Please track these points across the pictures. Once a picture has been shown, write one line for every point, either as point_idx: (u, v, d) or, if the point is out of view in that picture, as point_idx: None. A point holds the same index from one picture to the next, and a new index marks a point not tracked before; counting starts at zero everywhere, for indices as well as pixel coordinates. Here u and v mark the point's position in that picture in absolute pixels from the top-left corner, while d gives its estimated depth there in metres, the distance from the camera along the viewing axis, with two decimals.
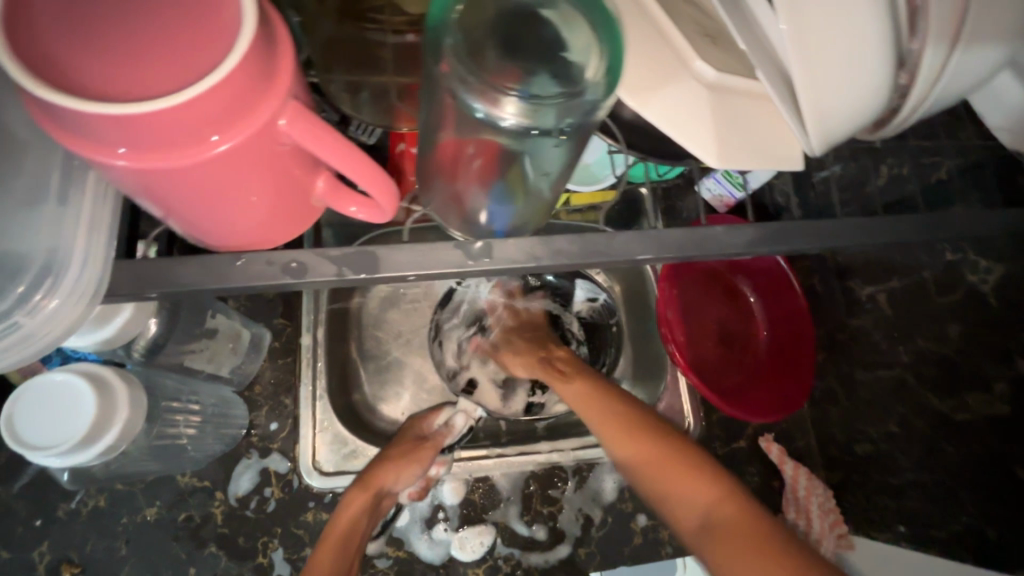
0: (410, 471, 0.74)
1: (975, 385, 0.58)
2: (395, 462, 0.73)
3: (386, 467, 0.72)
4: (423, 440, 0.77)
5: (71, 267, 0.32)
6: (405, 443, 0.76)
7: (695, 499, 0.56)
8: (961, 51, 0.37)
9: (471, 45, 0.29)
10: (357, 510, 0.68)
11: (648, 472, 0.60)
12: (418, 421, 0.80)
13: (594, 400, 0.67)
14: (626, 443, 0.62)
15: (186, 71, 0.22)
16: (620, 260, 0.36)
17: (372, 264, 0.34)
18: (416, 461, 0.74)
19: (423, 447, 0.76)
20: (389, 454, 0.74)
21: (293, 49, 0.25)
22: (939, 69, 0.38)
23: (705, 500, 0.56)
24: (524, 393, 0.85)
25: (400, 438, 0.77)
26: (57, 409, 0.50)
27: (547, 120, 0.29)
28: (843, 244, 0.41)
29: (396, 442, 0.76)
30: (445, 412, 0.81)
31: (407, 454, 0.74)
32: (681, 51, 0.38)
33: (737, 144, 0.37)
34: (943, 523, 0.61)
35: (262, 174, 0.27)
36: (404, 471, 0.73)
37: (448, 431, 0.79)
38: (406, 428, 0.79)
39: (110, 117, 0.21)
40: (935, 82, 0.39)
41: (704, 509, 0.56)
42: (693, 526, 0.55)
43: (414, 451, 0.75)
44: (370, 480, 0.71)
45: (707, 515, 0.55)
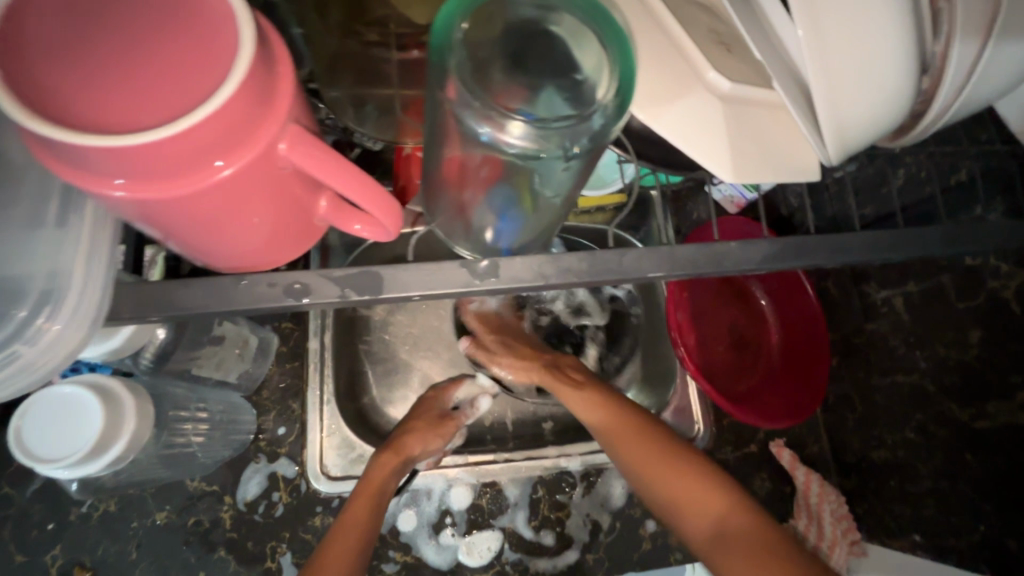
0: (435, 443, 0.74)
1: (998, 394, 0.56)
2: (423, 432, 0.73)
3: (415, 436, 0.72)
4: (447, 416, 0.77)
5: (71, 291, 0.32)
6: (431, 415, 0.76)
7: (703, 509, 0.56)
8: (996, 45, 0.35)
9: (475, 63, 0.28)
10: (388, 475, 0.68)
11: (654, 481, 0.59)
12: (440, 393, 0.80)
13: (608, 408, 0.65)
14: (632, 454, 0.61)
15: (182, 100, 0.21)
16: (631, 277, 0.35)
17: (376, 285, 0.33)
18: (441, 435, 0.75)
19: (447, 422, 0.76)
20: (417, 424, 0.74)
21: (292, 70, 0.25)
22: (970, 70, 0.36)
23: (714, 508, 0.55)
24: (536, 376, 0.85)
25: (426, 410, 0.77)
26: (66, 422, 0.50)
27: (557, 143, 0.27)
28: (863, 256, 0.40)
29: (422, 414, 0.76)
30: (466, 385, 0.81)
31: (434, 425, 0.74)
32: (695, 62, 0.37)
33: (753, 158, 0.36)
34: (962, 532, 0.60)
35: (263, 197, 0.26)
36: (431, 442, 0.73)
37: (471, 410, 0.80)
38: (430, 400, 0.79)
39: (107, 149, 0.21)
40: (960, 88, 0.37)
41: (714, 521, 0.55)
42: (704, 538, 0.55)
43: (439, 425, 0.75)
44: (401, 448, 0.71)
45: (718, 524, 0.54)
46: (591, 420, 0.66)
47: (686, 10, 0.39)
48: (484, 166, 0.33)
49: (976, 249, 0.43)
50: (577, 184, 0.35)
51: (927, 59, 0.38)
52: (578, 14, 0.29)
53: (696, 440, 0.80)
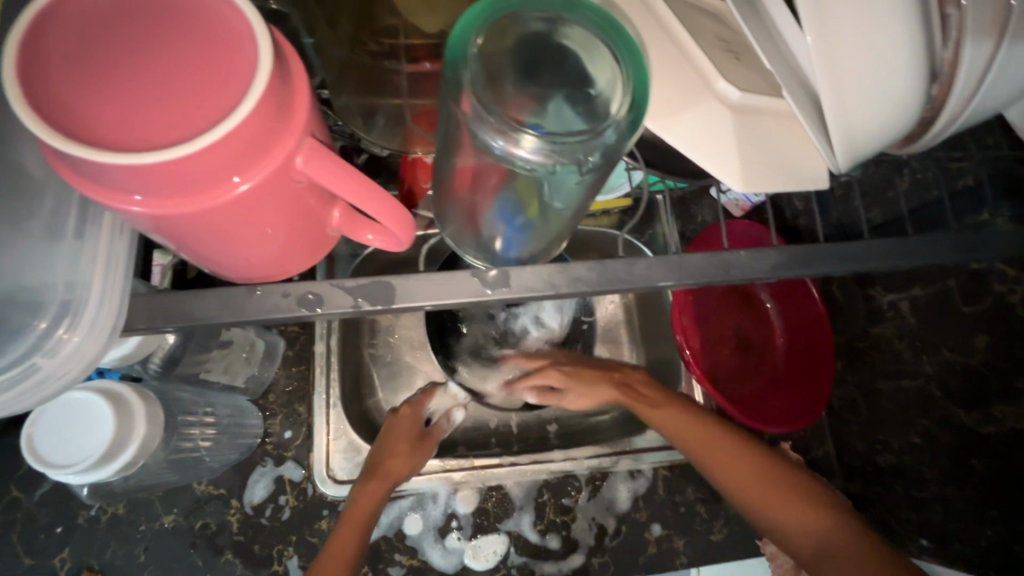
0: (417, 462, 0.73)
1: (1003, 398, 0.56)
2: (405, 454, 0.72)
3: (396, 461, 0.71)
4: (425, 432, 0.77)
5: (90, 302, 0.32)
6: (408, 434, 0.75)
7: (809, 527, 0.56)
8: (1009, 46, 0.35)
9: (489, 77, 0.28)
10: (371, 503, 0.67)
11: (754, 501, 0.59)
12: (414, 406, 0.78)
13: (696, 426, 0.65)
14: (729, 472, 0.61)
15: (201, 117, 0.21)
16: (640, 286, 0.35)
17: (389, 296, 0.33)
18: (421, 454, 0.74)
19: (427, 439, 0.75)
20: (398, 445, 0.73)
21: (308, 85, 0.25)
22: (981, 74, 0.36)
23: (821, 527, 0.55)
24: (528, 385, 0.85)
25: (404, 428, 0.75)
26: (77, 428, 0.50)
27: (571, 158, 0.27)
28: (872, 263, 0.40)
29: (400, 434, 0.74)
30: (439, 395, 0.82)
31: (415, 445, 0.74)
32: (703, 71, 0.37)
33: (762, 167, 0.36)
34: (970, 536, 0.60)
35: (278, 209, 0.27)
36: (413, 463, 0.73)
37: (446, 423, 0.80)
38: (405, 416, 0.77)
39: (129, 166, 0.21)
40: (971, 96, 0.37)
41: (816, 534, 0.55)
42: (810, 554, 0.55)
43: (419, 443, 0.74)
44: (385, 475, 0.70)
45: (826, 544, 0.54)
46: (675, 435, 0.65)
47: (694, 19, 0.39)
48: (490, 174, 0.33)
49: (983, 255, 0.43)
50: (588, 193, 0.35)
51: (936, 66, 0.38)
52: (591, 27, 0.29)
53: None
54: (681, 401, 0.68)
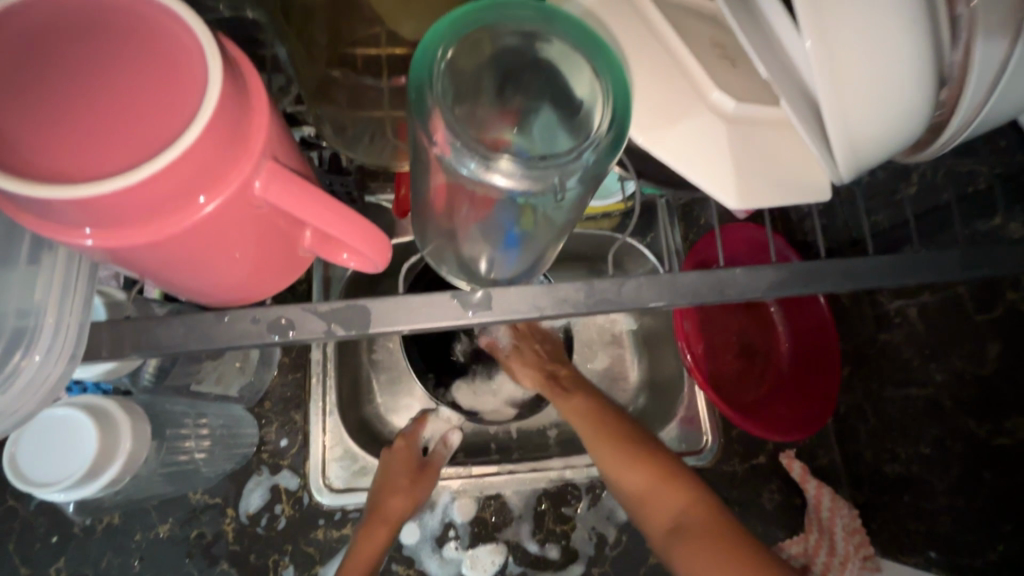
0: (418, 497, 0.73)
1: (1011, 410, 0.54)
2: (405, 491, 0.72)
3: (394, 499, 0.70)
4: (424, 463, 0.75)
5: (45, 333, 0.31)
6: (405, 469, 0.74)
7: (665, 502, 0.59)
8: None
9: (460, 96, 0.26)
10: (377, 547, 0.68)
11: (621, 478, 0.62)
12: (408, 436, 0.78)
13: (585, 411, 0.68)
14: (603, 450, 0.64)
15: (145, 145, 0.20)
16: (630, 307, 0.34)
17: (366, 320, 0.32)
18: (422, 488, 0.73)
19: (426, 471, 0.74)
20: (396, 485, 0.72)
21: (266, 104, 0.23)
22: (994, 79, 0.34)
23: (676, 501, 0.59)
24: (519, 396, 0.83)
25: (401, 462, 0.74)
26: (61, 443, 0.49)
27: (548, 181, 0.26)
28: (878, 279, 0.38)
29: (396, 470, 0.73)
30: (432, 421, 0.81)
31: (413, 480, 0.73)
32: (696, 81, 0.35)
33: (760, 179, 0.34)
34: (979, 552, 0.58)
35: (241, 233, 0.25)
36: (413, 498, 0.72)
37: (445, 448, 0.78)
38: (401, 448, 0.76)
39: (70, 201, 0.20)
40: (981, 102, 0.35)
41: (675, 513, 0.58)
42: (665, 531, 0.58)
43: (418, 475, 0.73)
44: (387, 517, 0.70)
45: (680, 517, 0.58)
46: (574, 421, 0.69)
47: (688, 23, 0.38)
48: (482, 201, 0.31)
49: (998, 265, 0.41)
50: (577, 209, 0.34)
51: (946, 70, 0.36)
52: (568, 38, 0.27)
53: (703, 451, 0.78)
54: (586, 389, 0.72)
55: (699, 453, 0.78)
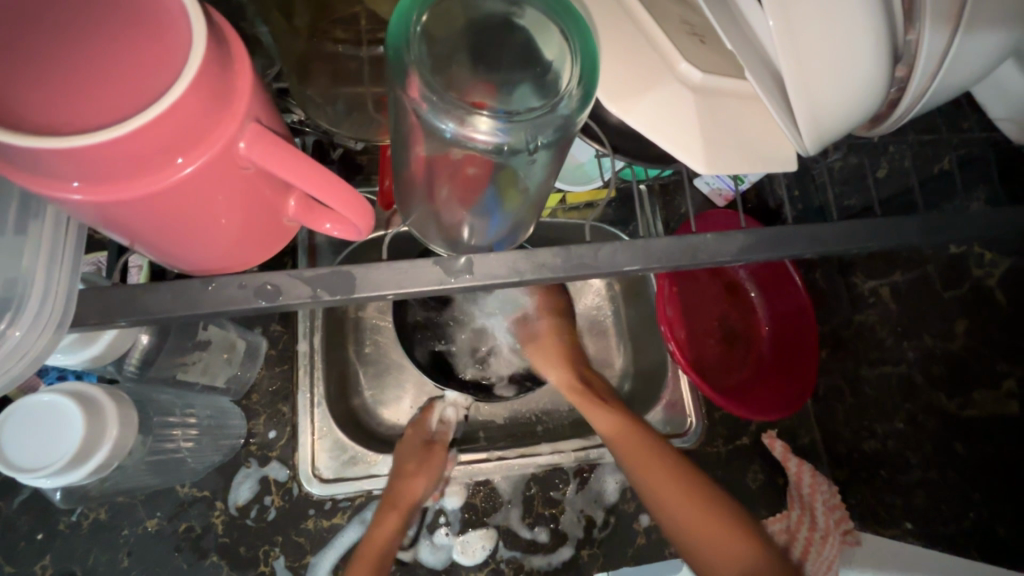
0: (429, 476, 0.73)
1: (984, 382, 0.57)
2: (414, 472, 0.73)
3: (411, 482, 0.72)
4: (431, 444, 0.77)
5: (32, 299, 0.31)
6: (414, 451, 0.76)
7: (733, 548, 0.56)
8: (963, 35, 0.35)
9: (436, 60, 0.28)
10: (390, 530, 0.69)
11: (683, 514, 0.59)
12: (417, 425, 0.80)
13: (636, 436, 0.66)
14: (665, 484, 0.61)
15: (132, 99, 0.21)
16: (606, 271, 0.35)
17: (348, 285, 0.33)
18: (431, 466, 0.74)
19: (434, 450, 0.76)
20: (407, 465, 0.74)
21: (251, 69, 0.24)
22: (941, 58, 0.36)
23: (743, 545, 0.56)
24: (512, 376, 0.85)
25: (409, 443, 0.77)
26: (44, 432, 0.49)
27: (521, 137, 0.27)
28: (842, 247, 0.40)
29: (407, 453, 0.76)
30: (439, 407, 0.82)
31: (422, 461, 0.74)
32: (666, 54, 0.37)
33: (727, 149, 0.36)
34: (952, 520, 0.60)
35: (226, 196, 0.26)
36: (424, 478, 0.73)
37: (446, 428, 0.80)
38: (410, 432, 0.79)
39: (58, 152, 0.20)
40: (930, 80, 0.37)
41: (743, 557, 0.55)
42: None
43: (426, 457, 0.75)
44: (398, 498, 0.71)
45: (749, 564, 0.54)
46: (620, 446, 0.66)
47: (660, 3, 0.39)
48: (464, 167, 0.33)
49: (957, 234, 0.43)
50: (551, 170, 0.36)
51: (899, 47, 0.38)
52: (539, 6, 0.29)
53: (688, 434, 0.80)
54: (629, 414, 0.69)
55: (683, 435, 0.80)
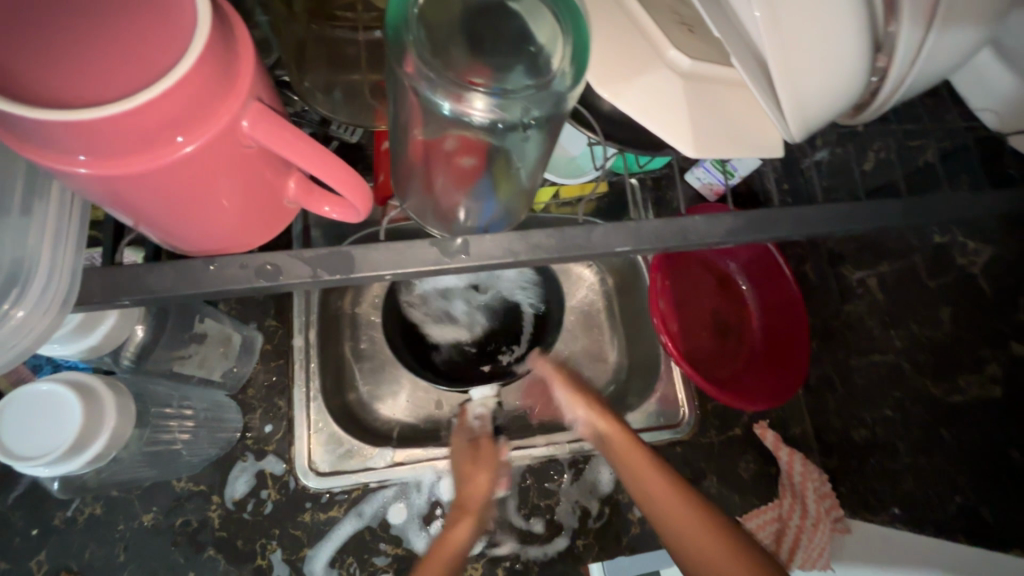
0: (486, 468, 0.70)
1: (969, 368, 0.59)
2: (470, 469, 0.70)
3: (473, 479, 0.68)
4: (479, 440, 0.74)
5: (38, 277, 0.32)
6: (465, 450, 0.73)
7: None
8: (937, 33, 0.37)
9: (433, 42, 0.29)
10: (466, 533, 0.62)
11: (685, 542, 0.55)
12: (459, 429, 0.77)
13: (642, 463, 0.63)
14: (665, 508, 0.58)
15: (139, 75, 0.21)
16: (598, 253, 0.36)
17: (347, 265, 0.34)
18: (486, 459, 0.71)
19: (483, 445, 0.73)
20: (464, 465, 0.71)
21: (253, 51, 0.25)
22: (917, 51, 0.38)
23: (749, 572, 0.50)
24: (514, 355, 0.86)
25: (456, 442, 0.74)
26: (43, 421, 0.49)
27: (513, 114, 0.29)
28: (824, 230, 0.41)
29: (460, 453, 0.73)
30: (472, 408, 0.80)
31: (475, 457, 0.71)
32: (655, 42, 0.38)
33: (715, 133, 0.37)
34: (940, 505, 0.61)
35: (228, 176, 0.27)
36: (483, 472, 0.69)
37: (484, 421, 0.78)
38: (457, 433, 0.76)
39: (66, 125, 0.21)
40: (907, 72, 0.39)
41: None
42: None
43: (477, 453, 0.72)
44: (467, 499, 0.66)
45: None
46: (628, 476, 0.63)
47: None
48: (460, 153, 0.37)
49: (936, 220, 0.44)
50: (544, 153, 0.37)
51: (880, 39, 0.39)
52: None
53: (680, 425, 0.80)
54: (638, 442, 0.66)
55: (676, 426, 0.80)
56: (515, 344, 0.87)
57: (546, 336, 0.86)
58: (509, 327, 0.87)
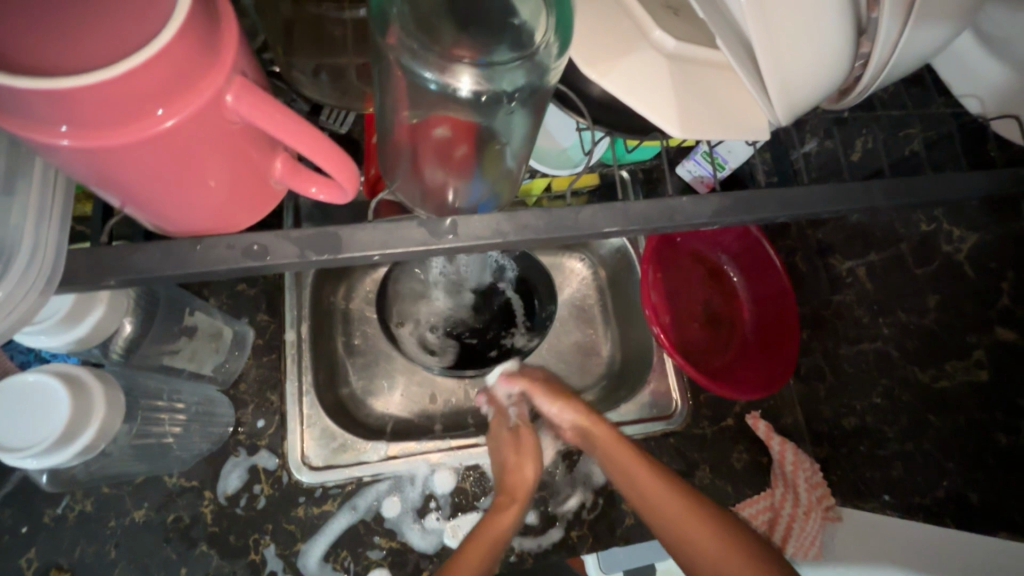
0: (529, 459, 0.71)
1: (955, 353, 0.59)
2: (516, 458, 0.71)
3: (519, 470, 0.70)
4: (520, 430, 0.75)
5: (21, 254, 0.32)
6: (505, 440, 0.74)
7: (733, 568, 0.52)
8: (914, 27, 0.38)
9: (417, 17, 0.30)
10: (508, 520, 0.65)
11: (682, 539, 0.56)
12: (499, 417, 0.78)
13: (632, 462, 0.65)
14: (661, 505, 0.60)
15: (121, 44, 0.22)
16: (587, 233, 0.36)
17: (334, 246, 0.34)
18: (527, 449, 0.72)
19: (525, 437, 0.74)
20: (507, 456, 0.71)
21: (238, 26, 0.25)
22: (896, 41, 0.38)
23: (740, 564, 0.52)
24: (517, 335, 0.88)
25: (498, 431, 0.75)
26: (29, 416, 0.49)
27: (498, 86, 0.30)
28: (811, 211, 0.41)
29: (502, 442, 0.73)
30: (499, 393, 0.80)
31: (516, 446, 0.72)
32: (640, 24, 0.38)
33: (700, 115, 0.37)
34: (928, 489, 0.62)
35: (214, 153, 0.27)
36: (525, 463, 0.71)
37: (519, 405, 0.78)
38: (497, 425, 0.76)
39: (47, 93, 0.21)
40: (888, 58, 0.39)
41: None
42: None
43: (519, 444, 0.73)
44: (512, 489, 0.69)
45: None
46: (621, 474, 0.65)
47: None
48: (454, 141, 0.38)
49: (922, 202, 0.44)
50: (531, 131, 0.38)
51: (863, 24, 0.40)
52: None
53: (673, 416, 0.81)
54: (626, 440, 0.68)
55: (669, 418, 0.81)
56: (513, 329, 0.88)
57: (541, 315, 0.88)
58: (503, 312, 0.88)
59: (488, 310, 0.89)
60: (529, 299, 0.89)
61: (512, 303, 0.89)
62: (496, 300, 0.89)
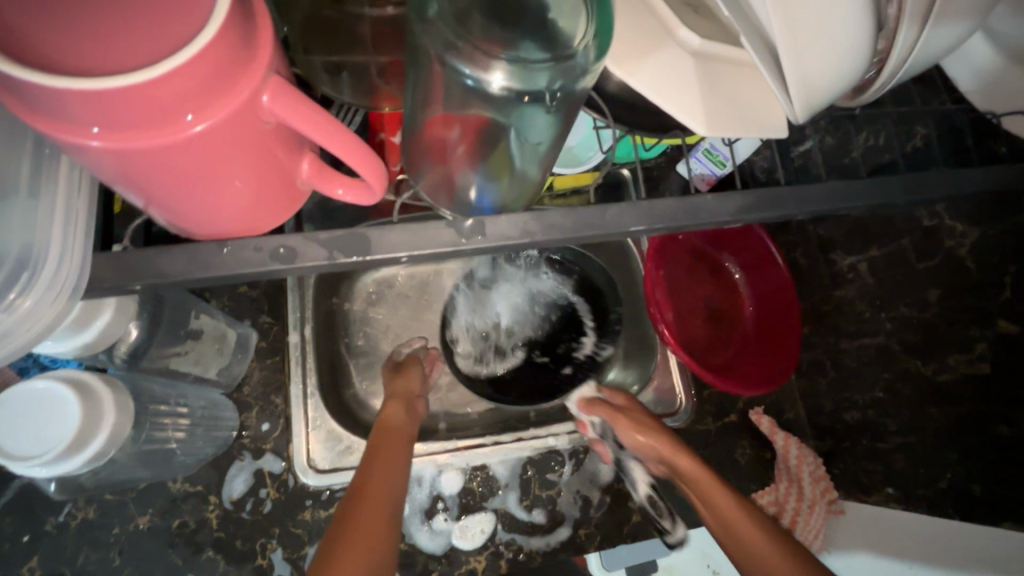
0: (410, 374, 0.75)
1: (955, 346, 0.60)
2: (398, 377, 0.74)
3: (403, 379, 0.74)
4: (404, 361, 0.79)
5: (49, 260, 0.32)
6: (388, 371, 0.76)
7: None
8: (932, 27, 0.38)
9: (453, 17, 0.30)
10: (398, 413, 0.68)
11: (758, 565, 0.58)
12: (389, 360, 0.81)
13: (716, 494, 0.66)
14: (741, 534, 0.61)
15: (160, 43, 0.21)
16: (612, 232, 0.36)
17: (363, 246, 0.34)
18: (413, 370, 0.76)
19: (409, 363, 0.78)
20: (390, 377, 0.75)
21: (272, 24, 0.25)
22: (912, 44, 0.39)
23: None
24: (588, 344, 0.86)
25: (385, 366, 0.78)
26: (34, 424, 0.48)
27: (533, 84, 0.29)
28: (828, 208, 0.42)
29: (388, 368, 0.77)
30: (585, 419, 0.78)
31: (396, 371, 0.76)
32: (665, 20, 0.38)
33: (725, 113, 0.37)
34: (930, 481, 0.63)
35: (245, 155, 0.27)
36: (408, 378, 0.74)
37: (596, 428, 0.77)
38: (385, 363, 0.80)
39: (84, 93, 0.21)
40: (907, 55, 0.39)
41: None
42: None
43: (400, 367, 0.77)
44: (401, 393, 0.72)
45: None
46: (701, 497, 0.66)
47: None
48: (460, 141, 0.39)
49: (935, 198, 0.45)
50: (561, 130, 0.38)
51: (883, 21, 0.40)
52: None
53: (679, 413, 0.81)
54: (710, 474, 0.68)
55: (674, 414, 0.81)
56: (582, 335, 0.87)
57: (612, 318, 0.87)
58: (570, 321, 0.87)
59: (554, 321, 0.87)
60: (597, 301, 0.88)
61: (577, 308, 0.87)
62: (561, 307, 0.87)
